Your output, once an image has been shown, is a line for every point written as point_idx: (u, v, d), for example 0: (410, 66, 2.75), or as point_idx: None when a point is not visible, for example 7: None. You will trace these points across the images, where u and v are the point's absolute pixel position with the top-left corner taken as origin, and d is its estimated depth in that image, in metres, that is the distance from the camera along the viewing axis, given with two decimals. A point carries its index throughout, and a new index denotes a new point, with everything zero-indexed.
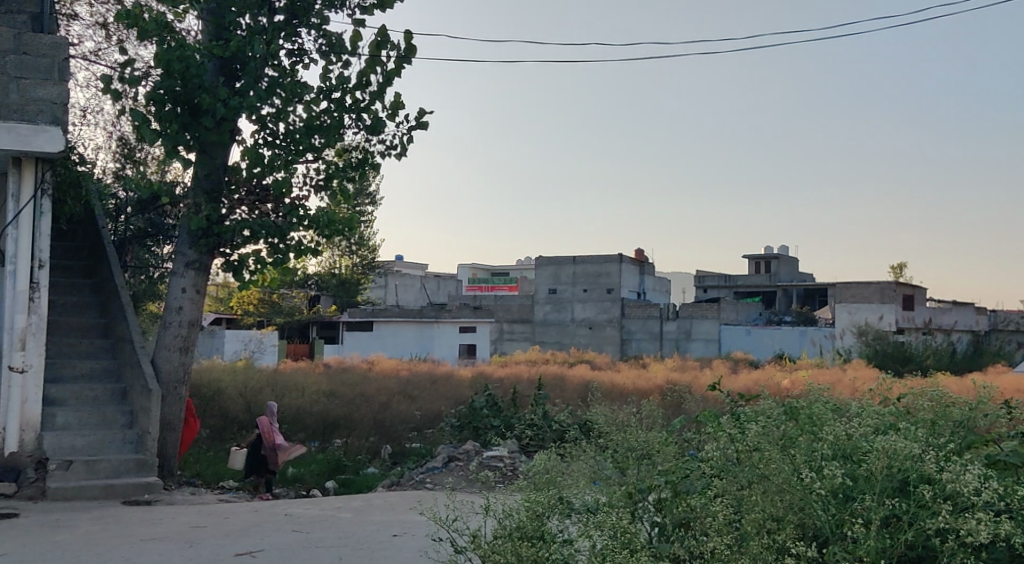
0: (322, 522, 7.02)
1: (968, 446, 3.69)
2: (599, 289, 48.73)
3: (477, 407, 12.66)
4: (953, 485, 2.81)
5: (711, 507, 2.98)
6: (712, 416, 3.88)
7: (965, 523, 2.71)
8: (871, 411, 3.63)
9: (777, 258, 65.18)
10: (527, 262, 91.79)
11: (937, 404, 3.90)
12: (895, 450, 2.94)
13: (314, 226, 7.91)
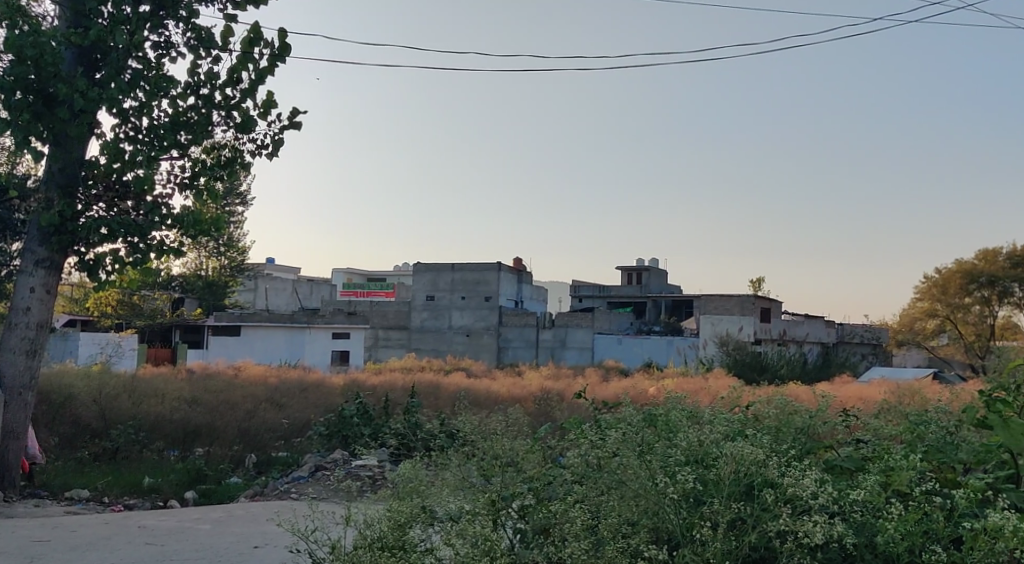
0: (178, 533, 6.76)
1: (808, 452, 3.92)
2: (477, 297, 49.04)
3: (347, 415, 12.49)
4: (792, 489, 2.99)
5: (570, 513, 3.04)
6: (576, 422, 3.95)
7: (802, 525, 2.87)
8: (723, 418, 3.79)
9: (648, 270, 67.31)
10: (404, 269, 91.30)
11: (781, 411, 4.15)
12: (741, 456, 3.10)
13: (178, 226, 7.61)
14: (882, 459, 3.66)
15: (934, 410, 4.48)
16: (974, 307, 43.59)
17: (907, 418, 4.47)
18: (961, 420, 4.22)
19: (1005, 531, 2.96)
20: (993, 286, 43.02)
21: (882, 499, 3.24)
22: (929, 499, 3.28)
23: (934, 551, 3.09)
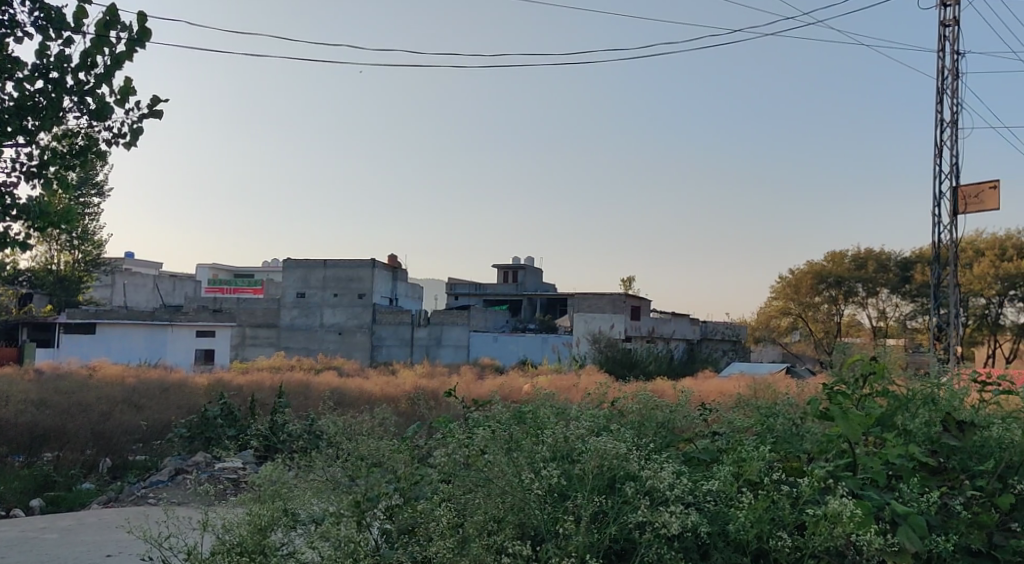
0: (21, 545, 6.36)
1: (669, 445, 4.05)
2: (350, 294, 48.38)
3: (210, 417, 12.08)
4: (651, 481, 3.09)
5: (436, 512, 3.04)
6: (445, 421, 3.94)
7: (660, 516, 2.97)
8: (590, 414, 3.87)
9: (522, 269, 68.11)
10: (274, 265, 88.93)
11: (645, 406, 4.27)
12: (605, 451, 3.17)
13: (25, 218, 7.14)
14: (735, 450, 3.83)
15: (784, 402, 4.72)
16: (823, 306, 46.31)
17: (760, 410, 4.70)
18: (807, 412, 4.48)
19: (843, 517, 3.18)
20: (840, 286, 45.65)
21: (733, 488, 3.40)
22: (777, 488, 3.46)
23: (781, 537, 3.27)
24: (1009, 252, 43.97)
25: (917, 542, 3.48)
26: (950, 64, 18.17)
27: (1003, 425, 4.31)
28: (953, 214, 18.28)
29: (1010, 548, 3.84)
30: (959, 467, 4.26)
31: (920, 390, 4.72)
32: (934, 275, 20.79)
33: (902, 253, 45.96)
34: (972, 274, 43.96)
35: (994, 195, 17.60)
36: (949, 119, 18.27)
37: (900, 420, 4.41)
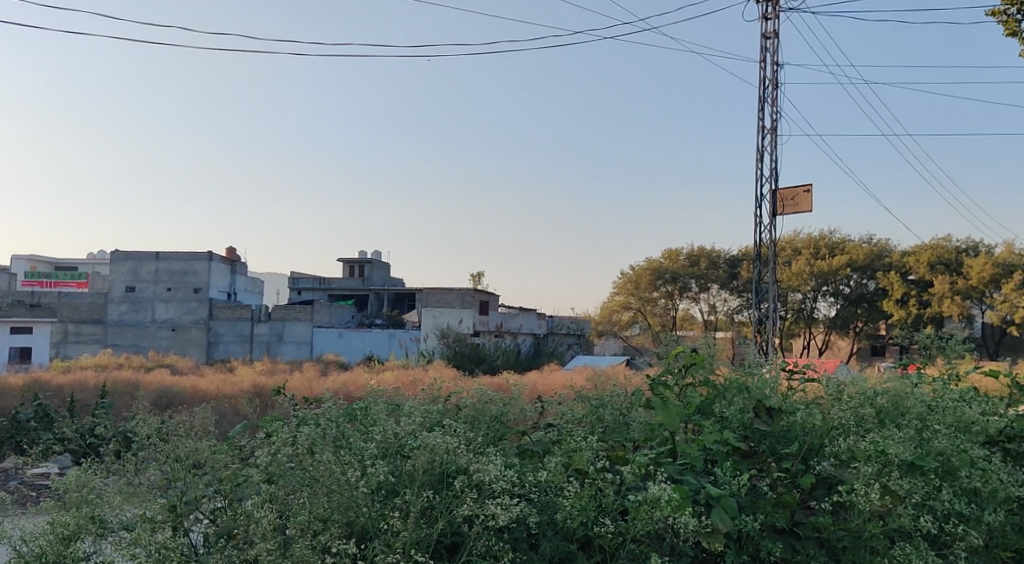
0: None
1: (500, 438, 4.09)
2: (185, 288, 46.29)
3: (22, 420, 11.26)
4: (479, 475, 3.10)
5: (258, 514, 2.94)
6: (273, 419, 3.81)
7: (487, 508, 3.00)
8: (421, 408, 3.86)
9: (369, 263, 67.34)
10: (100, 256, 83.61)
11: (477, 402, 4.28)
12: (435, 447, 3.15)
13: None
14: (564, 440, 3.93)
15: (611, 393, 4.88)
16: (660, 300, 48.36)
17: (589, 401, 4.85)
18: (633, 402, 4.67)
19: (661, 502, 3.33)
20: (675, 281, 47.76)
21: (561, 479, 3.47)
22: (603, 476, 3.58)
23: (604, 524, 3.39)
24: (823, 251, 47.19)
25: (727, 523, 3.68)
26: (770, 75, 19.34)
27: (807, 411, 4.65)
28: (772, 215, 19.48)
29: (810, 524, 4.14)
30: (768, 451, 4.56)
31: (736, 378, 5.02)
32: (755, 271, 22.04)
33: (729, 252, 48.65)
34: (791, 271, 47.08)
35: (808, 198, 18.88)
36: (770, 126, 19.45)
37: (717, 407, 4.69)
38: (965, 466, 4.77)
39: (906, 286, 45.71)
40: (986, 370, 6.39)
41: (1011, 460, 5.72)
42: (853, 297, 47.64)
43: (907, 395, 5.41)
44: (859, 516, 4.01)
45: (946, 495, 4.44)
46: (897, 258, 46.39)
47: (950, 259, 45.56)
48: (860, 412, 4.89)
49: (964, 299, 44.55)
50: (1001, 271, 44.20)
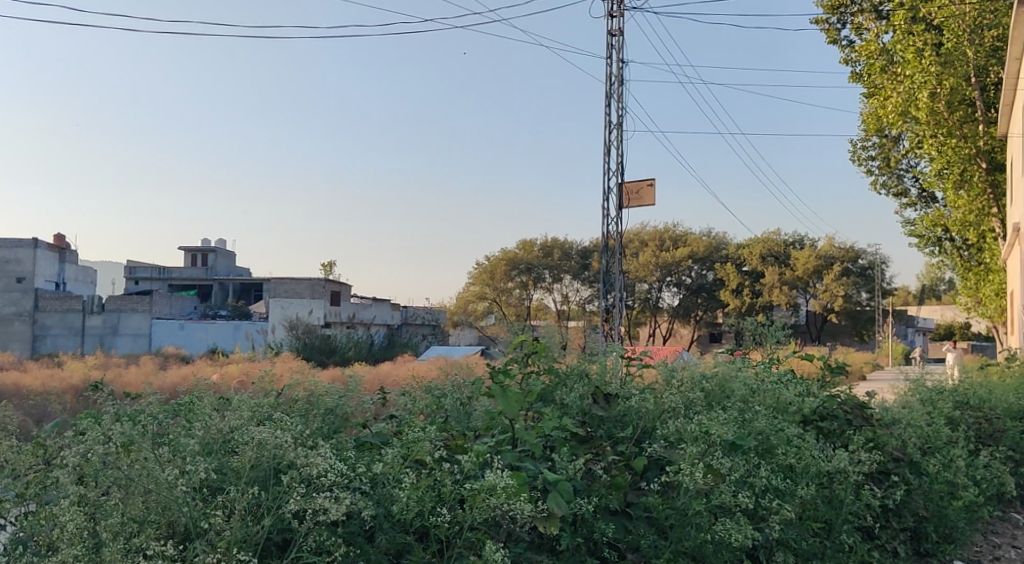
0: None
1: (337, 431, 4.00)
2: (7, 278, 42.76)
3: None
4: (306, 468, 3.00)
5: (64, 515, 2.75)
6: (88, 416, 3.59)
7: (316, 502, 2.92)
8: (251, 401, 3.73)
9: (214, 252, 64.98)
10: None
11: (312, 395, 4.15)
12: (263, 441, 3.04)
13: None
14: (402, 430, 3.89)
15: (452, 382, 4.87)
16: (514, 291, 48.98)
17: (429, 392, 4.80)
18: (473, 392, 4.68)
19: (496, 489, 3.36)
20: (530, 272, 48.49)
21: (397, 470, 3.43)
22: (440, 466, 3.57)
23: (440, 514, 3.38)
24: (667, 243, 48.84)
25: (563, 507, 3.75)
26: (616, 71, 19.83)
27: (641, 396, 4.81)
28: (618, 208, 20.03)
29: (641, 504, 4.30)
30: (605, 436, 4.70)
31: (577, 365, 5.13)
32: (602, 262, 22.57)
33: (580, 243, 49.72)
34: (637, 262, 48.56)
35: (651, 191, 19.57)
36: (616, 121, 19.96)
37: (558, 395, 4.77)
38: (782, 444, 5.08)
39: (740, 277, 48.20)
40: (802, 354, 6.85)
41: (822, 436, 6.16)
42: (694, 288, 49.73)
43: (733, 379, 5.71)
44: (686, 494, 4.20)
45: (763, 473, 4.73)
46: (733, 251, 48.89)
47: (779, 251, 48.61)
48: (690, 396, 5.11)
49: (790, 289, 47.42)
50: (823, 263, 47.67)
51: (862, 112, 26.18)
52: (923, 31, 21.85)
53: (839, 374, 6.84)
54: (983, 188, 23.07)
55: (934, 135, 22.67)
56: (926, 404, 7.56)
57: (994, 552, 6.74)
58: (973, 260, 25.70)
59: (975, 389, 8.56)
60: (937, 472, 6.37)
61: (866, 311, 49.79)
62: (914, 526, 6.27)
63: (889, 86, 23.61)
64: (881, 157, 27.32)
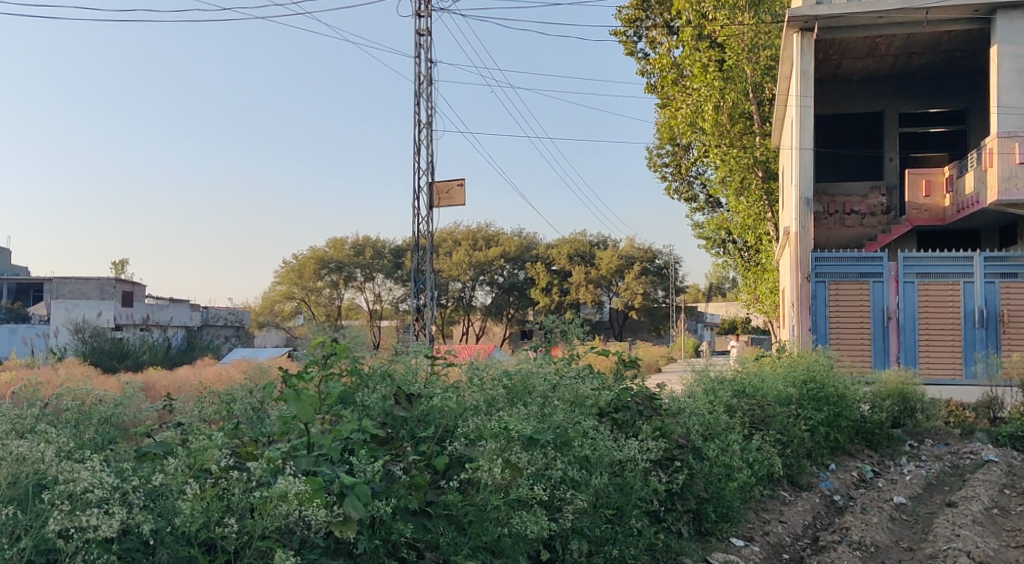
0: None
1: (112, 442, 3.77)
2: None
3: None
4: (68, 484, 2.82)
5: None
6: None
7: (81, 521, 2.76)
8: (12, 413, 3.44)
9: None
10: None
11: (84, 402, 3.88)
12: (22, 456, 2.82)
13: None
14: (188, 438, 3.71)
15: (243, 387, 4.70)
16: (324, 290, 47.95)
17: (219, 398, 4.60)
18: (264, 396, 4.54)
19: (288, 495, 3.27)
20: (340, 271, 47.66)
21: (179, 480, 3.29)
22: (228, 474, 3.42)
23: (226, 524, 3.25)
24: (480, 242, 49.51)
25: (360, 510, 3.72)
26: (424, 71, 19.84)
27: (442, 395, 4.83)
28: (428, 208, 20.04)
29: (441, 503, 4.31)
30: (406, 436, 4.68)
31: (380, 365, 5.07)
32: (413, 260, 22.24)
33: (393, 242, 49.36)
34: (451, 261, 48.37)
35: (461, 191, 19.68)
36: (425, 120, 19.96)
37: (358, 396, 4.72)
38: (578, 436, 5.27)
39: (549, 276, 49.67)
40: (598, 349, 7.12)
41: (617, 427, 6.43)
42: (506, 286, 50.39)
43: (534, 374, 5.84)
44: (485, 490, 4.27)
45: (560, 465, 4.88)
46: (542, 251, 50.32)
47: (585, 252, 50.66)
48: (491, 393, 5.18)
49: (596, 286, 49.29)
50: (623, 263, 50.11)
51: (657, 121, 27.72)
52: (708, 48, 23.77)
53: (632, 368, 7.16)
54: (760, 195, 24.90)
55: (718, 145, 24.37)
56: (708, 393, 8.10)
57: (764, 528, 7.30)
58: (752, 260, 27.82)
59: (750, 379, 9.28)
60: (716, 456, 6.84)
61: (662, 308, 52.77)
62: (696, 508, 6.72)
63: (679, 98, 25.31)
64: (674, 164, 28.96)
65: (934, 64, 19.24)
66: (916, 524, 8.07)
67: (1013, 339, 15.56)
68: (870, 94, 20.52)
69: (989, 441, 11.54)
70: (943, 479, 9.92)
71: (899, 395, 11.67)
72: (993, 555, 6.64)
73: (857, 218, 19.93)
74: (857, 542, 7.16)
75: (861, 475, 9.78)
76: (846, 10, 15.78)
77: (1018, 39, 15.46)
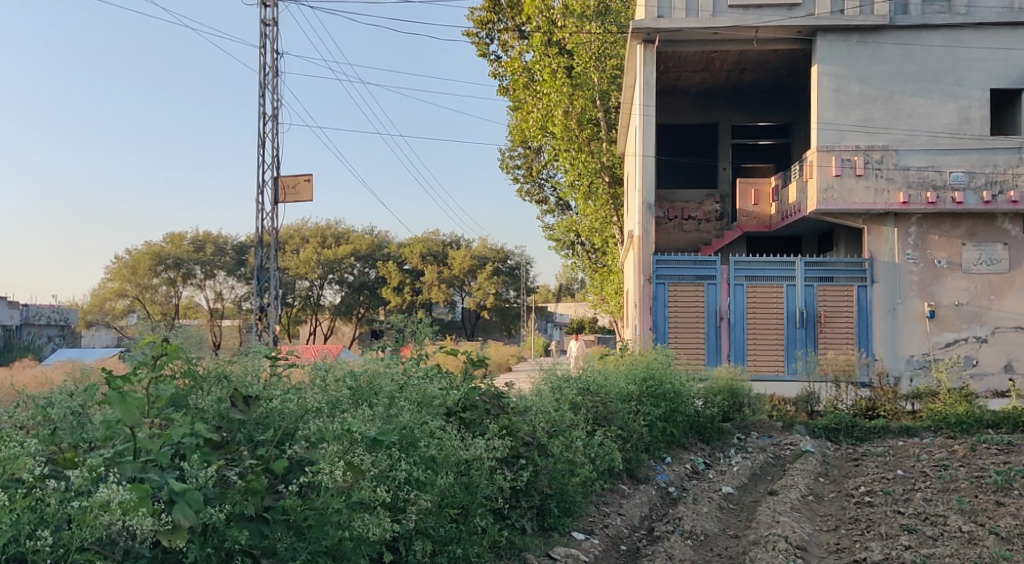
0: None
1: None
2: None
3: None
4: None
5: None
6: None
7: None
8: None
9: None
10: None
11: None
12: None
13: None
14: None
15: (59, 391, 4.42)
16: (161, 287, 45.73)
17: (32, 403, 4.32)
18: (86, 399, 4.30)
19: (111, 505, 3.13)
20: (178, 267, 45.55)
21: None
22: (42, 484, 3.25)
23: (39, 537, 3.07)
24: (329, 240, 48.58)
25: (191, 517, 3.59)
26: (270, 62, 19.26)
27: (281, 397, 4.71)
28: (273, 203, 19.48)
29: (278, 508, 4.21)
30: (244, 439, 4.52)
31: (217, 367, 4.89)
32: (257, 257, 21.49)
33: (236, 238, 47.72)
34: (297, 259, 46.59)
35: (308, 186, 19.25)
36: (270, 113, 19.38)
37: (191, 400, 4.53)
38: (424, 437, 5.27)
39: (401, 275, 49.35)
40: (447, 349, 7.13)
41: (464, 426, 6.46)
42: (356, 285, 49.27)
43: (381, 375, 5.77)
44: (326, 493, 4.21)
45: (404, 467, 4.86)
46: (394, 249, 49.95)
47: (437, 251, 50.96)
48: (334, 396, 5.12)
49: (448, 287, 50.36)
50: (476, 263, 50.92)
51: (510, 123, 28.11)
52: (557, 55, 24.23)
53: (480, 368, 7.22)
54: (607, 199, 25.70)
55: (567, 150, 24.91)
56: (554, 391, 8.25)
57: (604, 521, 7.55)
58: (599, 262, 28.65)
59: (594, 376, 9.49)
60: (559, 452, 7.00)
61: (513, 308, 53.74)
62: (540, 504, 6.87)
63: (530, 102, 25.81)
64: (525, 166, 29.45)
65: (762, 81, 20.43)
66: (742, 512, 8.58)
67: (828, 338, 16.74)
68: (706, 106, 21.58)
69: (808, 434, 12.34)
70: (766, 469, 10.56)
71: (729, 390, 12.38)
72: (809, 540, 7.12)
73: (693, 224, 21.02)
74: (689, 532, 7.51)
75: (693, 467, 10.27)
76: (684, 25, 16.53)
77: (836, 60, 16.66)
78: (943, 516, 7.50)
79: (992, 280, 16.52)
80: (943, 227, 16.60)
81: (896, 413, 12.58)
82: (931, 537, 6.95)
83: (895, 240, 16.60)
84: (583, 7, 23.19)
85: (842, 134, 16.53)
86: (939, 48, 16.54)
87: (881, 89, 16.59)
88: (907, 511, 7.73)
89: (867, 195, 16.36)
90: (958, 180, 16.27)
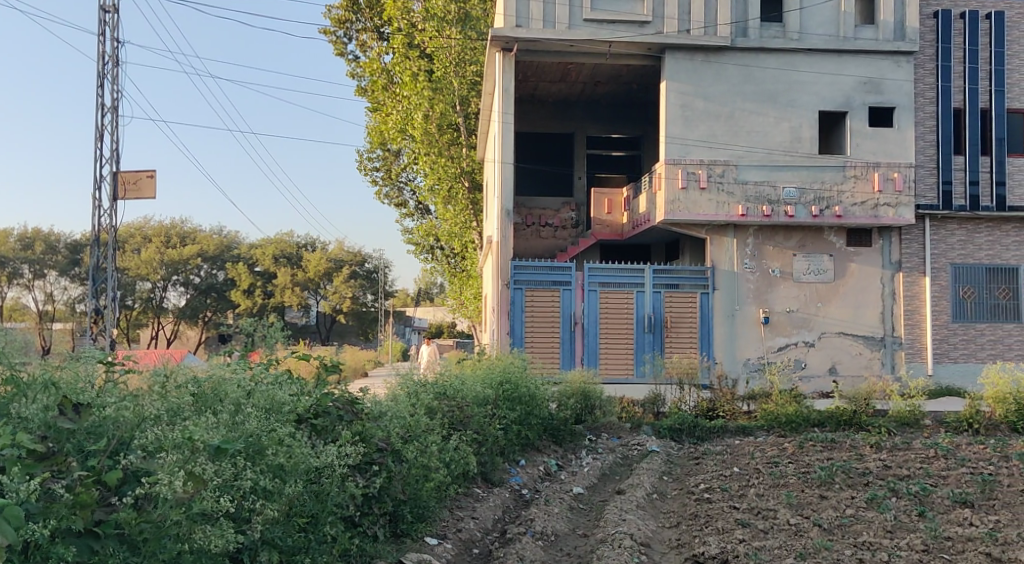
0: None
1: None
2: None
3: None
4: None
5: None
6: None
7: None
8: None
9: None
10: None
11: None
12: None
13: None
14: None
15: None
16: None
17: None
18: None
19: None
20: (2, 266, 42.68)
21: None
22: None
23: None
24: (173, 240, 46.64)
25: (10, 534, 3.36)
26: (110, 51, 18.27)
27: (116, 404, 4.50)
28: (112, 199, 18.47)
29: (111, 522, 3.99)
30: (73, 450, 4.26)
31: (43, 373, 4.59)
32: (93, 255, 20.32)
33: (70, 236, 44.84)
34: (138, 259, 44.43)
35: (151, 183, 18.42)
36: (110, 104, 18.40)
37: (15, 407, 4.22)
38: (272, 445, 5.13)
39: (252, 278, 48.19)
40: (299, 354, 6.99)
41: (316, 433, 6.29)
42: (203, 287, 47.31)
43: (226, 380, 5.58)
44: (164, 505, 4.06)
45: (250, 475, 4.74)
46: (244, 251, 48.88)
47: (291, 253, 50.32)
48: (175, 404, 4.91)
49: (302, 290, 49.54)
50: (331, 266, 50.34)
51: (368, 124, 27.85)
52: (418, 57, 24.30)
53: (334, 373, 7.09)
54: (467, 204, 25.81)
55: (427, 153, 24.80)
56: (410, 396, 8.19)
57: (457, 525, 7.57)
58: (458, 266, 28.71)
59: (450, 381, 9.38)
60: (414, 458, 6.97)
61: (370, 312, 53.19)
62: (392, 510, 6.85)
63: (389, 103, 25.70)
64: (383, 169, 29.22)
65: (615, 94, 21.10)
66: (590, 512, 8.82)
67: (674, 342, 17.45)
68: (562, 116, 22.05)
69: (653, 434, 12.78)
70: (614, 469, 10.89)
71: (582, 392, 12.71)
72: (653, 537, 7.40)
73: (550, 231, 21.34)
74: (540, 533, 7.66)
75: (546, 468, 10.51)
76: (541, 36, 16.85)
77: (682, 77, 17.41)
78: (773, 510, 7.95)
79: (821, 289, 17.64)
80: (777, 238, 17.63)
81: (734, 413, 13.23)
82: (763, 531, 7.35)
83: (735, 249, 17.49)
84: (444, 12, 23.29)
85: (687, 148, 17.27)
86: (775, 70, 17.56)
87: (723, 107, 17.44)
88: (741, 507, 8.15)
89: (709, 207, 17.15)
90: (791, 195, 17.31)
